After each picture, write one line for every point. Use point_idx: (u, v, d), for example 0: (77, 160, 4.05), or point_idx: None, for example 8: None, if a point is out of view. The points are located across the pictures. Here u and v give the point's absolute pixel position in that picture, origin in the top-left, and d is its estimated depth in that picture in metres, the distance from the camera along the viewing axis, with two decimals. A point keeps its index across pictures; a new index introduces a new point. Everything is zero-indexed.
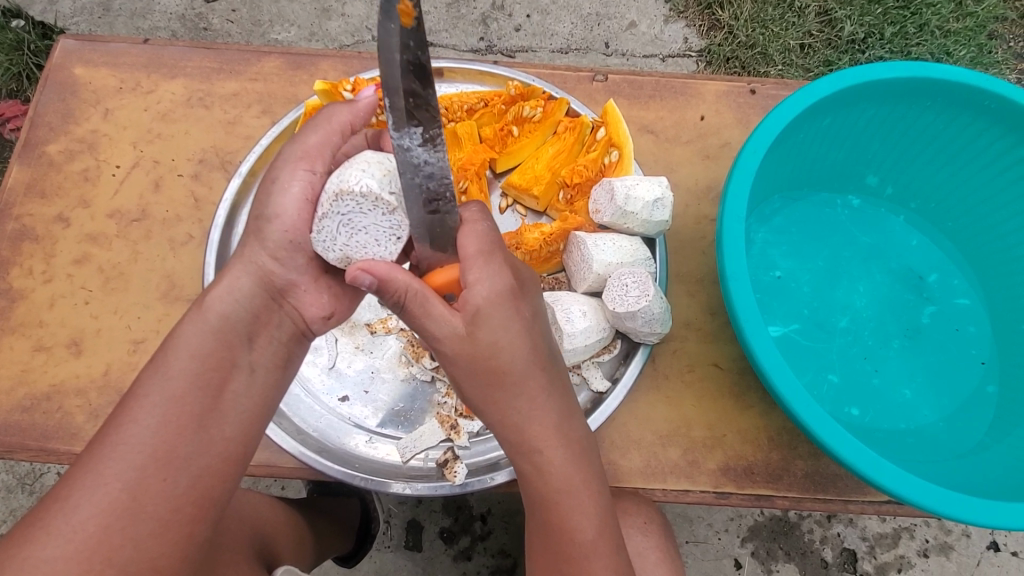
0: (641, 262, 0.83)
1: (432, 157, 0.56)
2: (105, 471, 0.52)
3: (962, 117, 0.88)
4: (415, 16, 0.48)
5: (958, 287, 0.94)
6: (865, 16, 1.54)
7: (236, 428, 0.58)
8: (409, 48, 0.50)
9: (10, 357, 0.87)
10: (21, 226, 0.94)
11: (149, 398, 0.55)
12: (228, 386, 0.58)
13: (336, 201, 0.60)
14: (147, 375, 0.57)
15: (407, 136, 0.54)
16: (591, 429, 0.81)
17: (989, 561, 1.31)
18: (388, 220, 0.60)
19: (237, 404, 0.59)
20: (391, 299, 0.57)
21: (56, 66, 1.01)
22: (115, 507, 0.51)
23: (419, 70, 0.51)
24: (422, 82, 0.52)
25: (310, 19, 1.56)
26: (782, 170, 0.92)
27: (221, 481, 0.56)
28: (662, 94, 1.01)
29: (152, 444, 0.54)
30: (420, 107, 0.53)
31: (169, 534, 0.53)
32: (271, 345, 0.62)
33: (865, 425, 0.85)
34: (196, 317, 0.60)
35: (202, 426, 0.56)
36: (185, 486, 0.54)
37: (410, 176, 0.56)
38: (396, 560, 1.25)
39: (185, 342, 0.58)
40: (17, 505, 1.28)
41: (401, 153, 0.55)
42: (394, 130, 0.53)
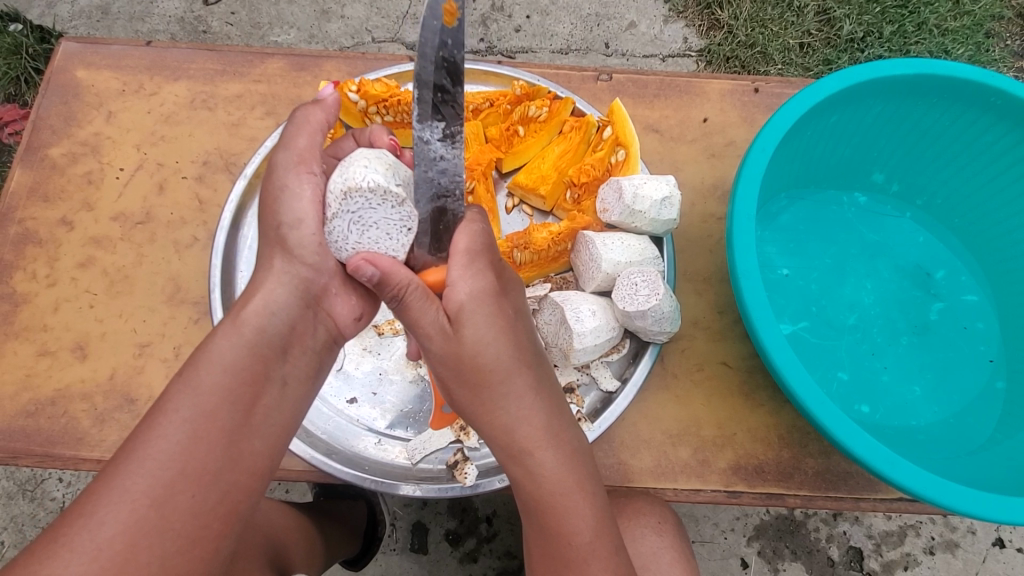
0: (650, 261, 0.83)
1: (449, 153, 0.59)
2: (133, 488, 0.50)
3: (969, 113, 0.88)
4: (458, 16, 0.53)
5: (965, 283, 0.94)
6: (864, 15, 1.54)
7: (264, 442, 0.57)
8: (445, 45, 0.54)
9: (15, 362, 0.87)
10: (24, 229, 0.93)
11: (179, 414, 0.53)
12: (260, 401, 0.57)
13: (344, 200, 0.60)
14: (177, 389, 0.54)
15: (429, 129, 0.58)
16: (591, 438, 0.80)
17: (994, 558, 1.31)
18: (397, 213, 0.61)
19: (268, 419, 0.57)
20: (390, 293, 0.57)
21: (58, 69, 1.00)
22: (142, 526, 0.49)
23: (451, 68, 0.56)
24: (451, 79, 0.56)
25: (310, 21, 1.56)
26: (789, 168, 0.92)
27: (248, 496, 0.55)
28: (666, 93, 1.01)
29: (182, 460, 0.52)
30: (446, 103, 0.57)
31: (193, 551, 0.51)
32: (305, 356, 0.62)
33: (876, 423, 0.85)
34: (230, 329, 0.58)
35: (233, 442, 0.54)
36: (215, 501, 0.52)
37: (425, 170, 0.60)
38: (402, 562, 1.24)
39: (219, 354, 0.56)
40: (18, 512, 1.27)
41: (421, 145, 0.58)
42: (418, 121, 0.57)
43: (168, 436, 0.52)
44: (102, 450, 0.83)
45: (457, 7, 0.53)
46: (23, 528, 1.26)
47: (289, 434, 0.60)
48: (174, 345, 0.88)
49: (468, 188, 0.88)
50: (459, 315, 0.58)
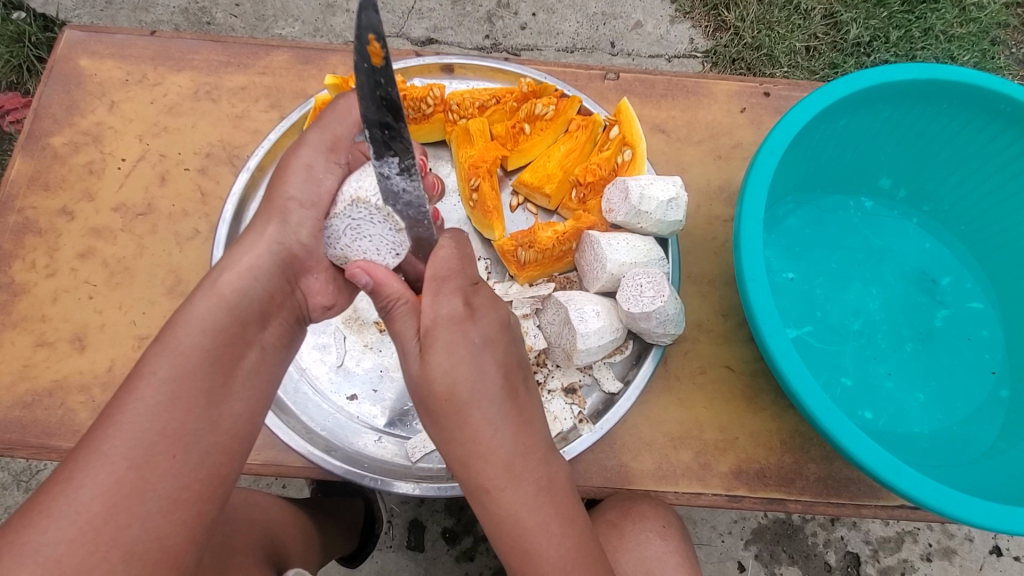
0: (655, 262, 0.83)
1: (409, 185, 0.63)
2: (110, 450, 0.49)
3: (978, 120, 0.87)
4: (383, 57, 0.53)
5: (971, 291, 0.94)
6: (871, 19, 1.54)
7: (244, 403, 0.57)
8: (379, 85, 0.55)
9: (12, 352, 0.86)
10: (24, 219, 0.92)
11: (156, 375, 0.52)
12: (238, 362, 0.57)
13: (350, 206, 0.65)
14: (152, 354, 0.54)
15: (386, 164, 0.61)
16: (567, 459, 0.79)
17: (992, 565, 1.30)
18: (392, 238, 0.65)
19: (247, 380, 0.58)
20: (380, 303, 0.60)
21: (61, 57, 0.99)
22: (121, 486, 0.48)
23: (390, 106, 0.57)
24: (393, 117, 0.57)
25: (315, 14, 1.55)
26: (796, 172, 0.92)
27: (229, 458, 0.54)
28: (673, 93, 1.01)
29: (160, 421, 0.51)
30: (395, 139, 0.59)
31: (176, 512, 0.49)
32: (278, 324, 0.63)
33: (879, 429, 0.85)
34: (206, 293, 0.58)
35: (212, 403, 0.54)
36: (195, 463, 0.51)
37: (392, 203, 0.64)
38: (398, 560, 1.23)
39: (195, 316, 0.57)
40: (12, 503, 1.26)
41: (383, 180, 0.62)
42: (374, 158, 0.60)
43: (148, 397, 0.51)
44: None
45: (381, 49, 0.53)
46: None
47: (268, 399, 0.60)
48: None
49: (473, 185, 0.88)
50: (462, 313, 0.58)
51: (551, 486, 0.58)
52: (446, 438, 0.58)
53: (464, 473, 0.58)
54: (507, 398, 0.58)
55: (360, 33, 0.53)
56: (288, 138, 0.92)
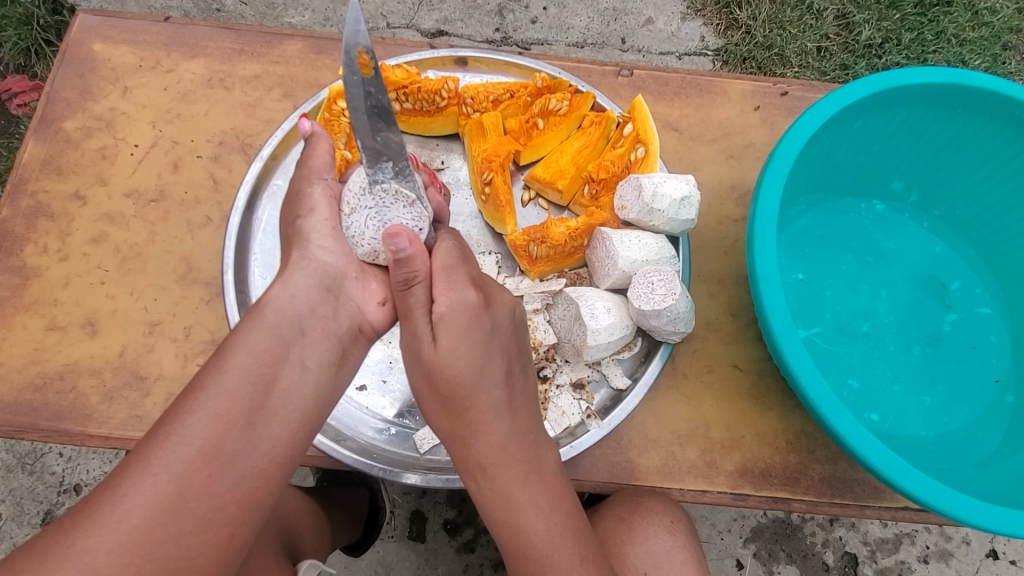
0: (666, 261, 0.83)
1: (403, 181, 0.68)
2: (155, 461, 0.49)
3: (992, 125, 0.87)
4: (371, 65, 0.65)
5: (980, 296, 0.94)
6: (883, 21, 1.53)
7: (283, 429, 0.56)
8: (369, 93, 0.65)
9: (24, 335, 0.86)
10: (37, 203, 0.92)
11: (203, 390, 0.53)
12: (278, 383, 0.57)
13: (362, 197, 0.68)
14: (205, 372, 0.55)
15: (380, 170, 0.66)
16: (563, 460, 0.79)
17: (988, 569, 1.31)
18: (411, 214, 0.68)
19: (287, 403, 0.57)
20: (402, 274, 0.60)
21: (75, 41, 0.99)
22: (161, 500, 0.48)
23: (381, 112, 0.65)
24: (385, 121, 0.66)
25: (325, 4, 1.54)
26: (809, 173, 0.92)
27: (266, 483, 0.53)
28: (687, 91, 1.01)
29: (202, 437, 0.51)
30: (387, 146, 0.66)
31: (207, 533, 0.49)
32: (324, 341, 0.63)
33: (885, 431, 0.85)
34: (253, 318, 0.61)
35: (251, 423, 0.54)
36: (230, 484, 0.51)
37: None
38: (399, 550, 1.24)
39: (246, 340, 0.58)
40: (16, 485, 1.27)
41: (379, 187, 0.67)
42: (368, 167, 0.66)
43: (197, 412, 0.52)
44: (109, 427, 0.83)
45: (369, 59, 0.64)
46: (22, 502, 1.26)
47: (310, 424, 0.59)
48: (184, 325, 0.88)
49: (485, 179, 0.88)
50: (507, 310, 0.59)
51: (567, 483, 0.59)
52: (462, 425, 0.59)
53: (462, 455, 0.58)
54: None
55: (349, 48, 0.64)
56: (301, 127, 0.92)
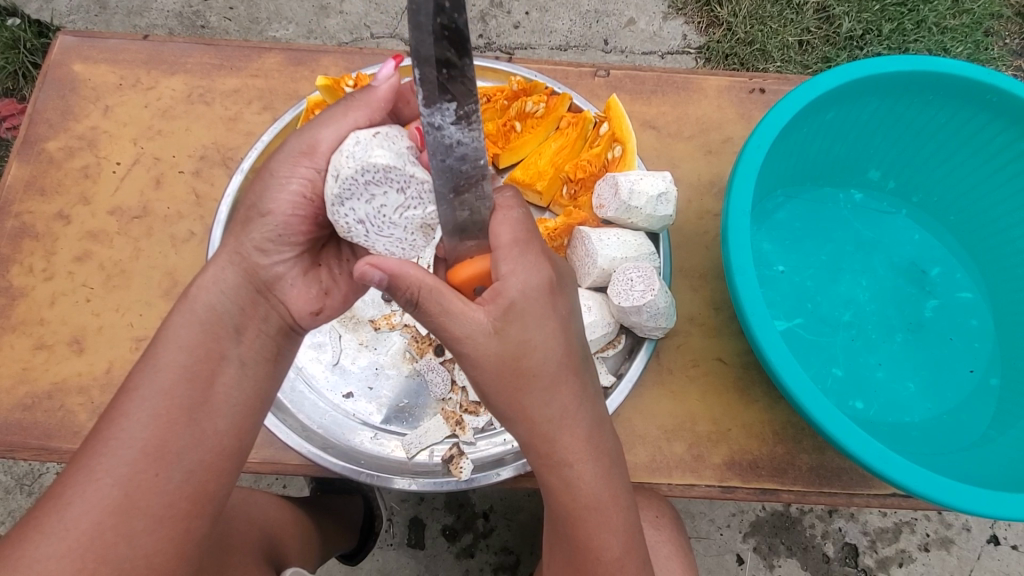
0: (646, 257, 0.83)
1: (466, 137, 0.54)
2: (97, 467, 0.52)
3: (964, 110, 0.88)
4: None
5: (960, 281, 0.95)
6: (863, 13, 1.54)
7: (229, 421, 0.58)
8: (442, 9, 0.47)
9: (11, 355, 0.87)
10: (22, 223, 0.93)
11: (139, 391, 0.55)
12: (217, 377, 0.58)
13: (349, 231, 0.59)
14: (140, 370, 0.57)
15: (440, 112, 0.52)
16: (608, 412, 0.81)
17: (989, 555, 1.31)
18: (346, 158, 0.56)
19: (229, 398, 0.58)
20: (403, 296, 0.55)
21: (55, 62, 1.00)
22: (107, 504, 0.52)
23: (454, 37, 0.49)
24: (457, 51, 0.49)
25: (309, 16, 1.55)
26: (784, 165, 0.92)
27: (217, 475, 0.56)
28: (664, 89, 1.01)
29: (143, 439, 0.54)
30: (452, 79, 0.51)
31: (162, 530, 0.53)
32: (259, 339, 0.61)
33: (869, 419, 0.86)
34: (183, 309, 0.59)
35: (193, 420, 0.56)
36: (179, 481, 0.54)
37: (442, 157, 0.55)
38: (399, 557, 1.24)
39: (174, 334, 0.58)
40: (16, 506, 1.27)
41: (434, 132, 0.53)
42: (425, 105, 0.51)
43: (134, 414, 0.54)
44: None
45: None
46: None
47: (259, 412, 0.61)
48: None
49: None
50: (524, 308, 0.57)
51: None
52: (512, 415, 0.60)
53: None
54: (569, 398, 0.60)
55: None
56: (280, 140, 0.91)
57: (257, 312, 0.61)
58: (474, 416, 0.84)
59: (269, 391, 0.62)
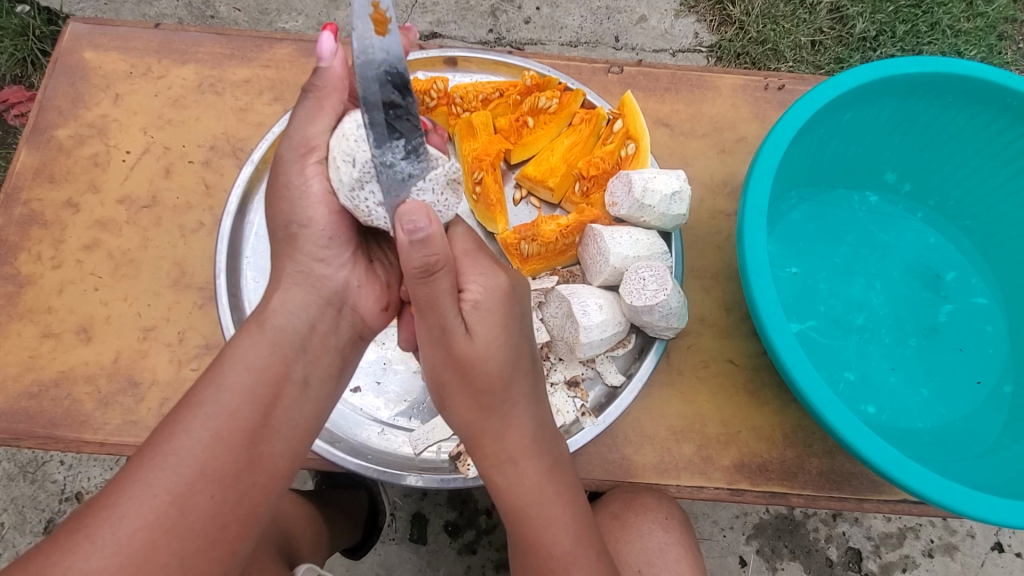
0: (659, 256, 0.83)
1: (415, 169, 0.59)
2: (155, 483, 0.51)
3: (984, 113, 0.87)
4: (388, 24, 0.54)
5: (975, 286, 0.94)
6: (877, 13, 1.52)
7: (284, 444, 0.59)
8: (382, 58, 0.55)
9: (19, 343, 0.86)
10: (30, 210, 0.93)
11: (204, 409, 0.54)
12: (280, 400, 0.59)
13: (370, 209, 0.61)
14: (204, 387, 0.56)
15: (390, 150, 0.58)
16: (570, 451, 0.78)
17: (993, 562, 1.30)
18: (356, 139, 0.60)
19: (288, 420, 0.59)
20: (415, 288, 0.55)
21: (66, 49, 0.99)
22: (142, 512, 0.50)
23: (397, 82, 0.56)
24: (400, 93, 0.56)
25: (319, 8, 1.54)
26: (799, 166, 0.91)
27: (264, 496, 0.56)
28: (677, 87, 1.00)
29: (181, 449, 0.53)
30: (400, 119, 0.57)
31: (207, 546, 0.52)
32: (326, 354, 0.64)
33: (881, 424, 0.85)
34: (254, 328, 0.61)
35: (254, 442, 0.56)
36: (232, 502, 0.53)
37: (397, 192, 0.60)
38: (401, 552, 1.24)
39: (243, 355, 0.59)
40: (18, 494, 1.27)
41: (387, 169, 0.58)
42: (376, 146, 0.57)
43: (196, 432, 0.53)
44: (105, 433, 0.83)
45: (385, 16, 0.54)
46: (24, 511, 1.26)
47: (311, 434, 0.62)
48: (178, 330, 0.88)
49: (477, 178, 0.90)
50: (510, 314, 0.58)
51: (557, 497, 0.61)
52: None
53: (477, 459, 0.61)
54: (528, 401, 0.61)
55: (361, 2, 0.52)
56: None
57: (327, 323, 0.64)
58: None
59: (323, 408, 0.63)
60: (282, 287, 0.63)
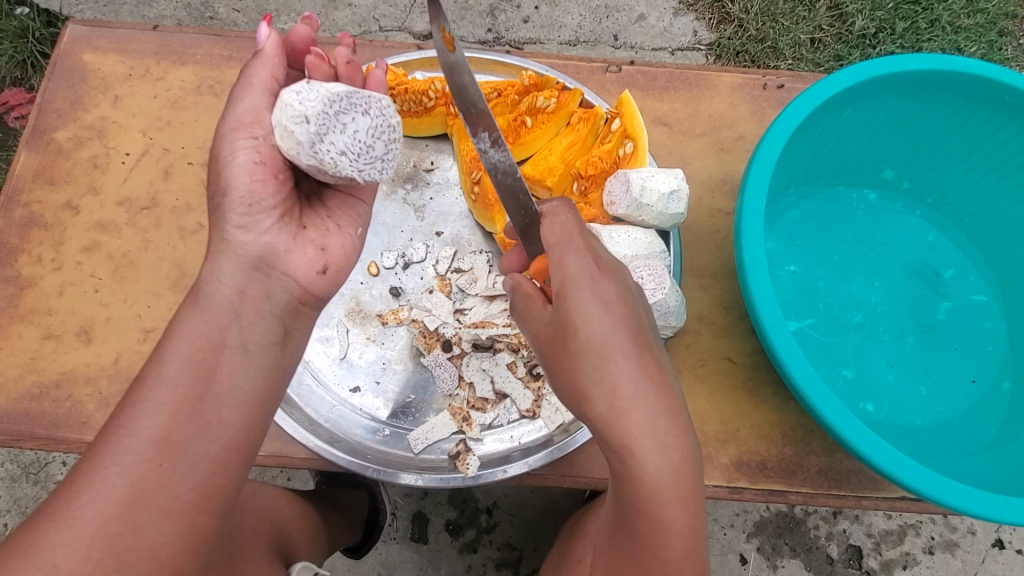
0: (657, 255, 0.83)
1: (502, 156, 0.65)
2: (104, 456, 0.50)
3: (982, 110, 0.87)
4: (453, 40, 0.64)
5: (974, 283, 0.94)
6: (876, 11, 1.52)
7: (233, 413, 0.56)
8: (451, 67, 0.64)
9: (20, 345, 0.87)
10: (30, 213, 0.93)
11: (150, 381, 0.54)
12: (220, 367, 0.57)
13: (334, 163, 0.62)
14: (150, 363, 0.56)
15: (480, 141, 0.65)
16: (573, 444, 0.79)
17: (994, 558, 1.30)
18: (300, 102, 0.61)
19: (232, 388, 0.57)
20: None
21: (65, 52, 1.00)
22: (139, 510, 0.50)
23: (461, 88, 0.64)
24: (467, 96, 0.64)
25: (318, 8, 1.54)
26: (797, 165, 0.92)
27: (232, 477, 0.55)
28: (675, 85, 1.00)
29: None
30: (478, 115, 0.65)
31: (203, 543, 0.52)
32: (261, 326, 0.61)
33: (880, 421, 0.85)
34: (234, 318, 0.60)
35: (197, 410, 0.54)
36: (185, 473, 0.52)
37: (491, 177, 0.65)
38: (402, 552, 1.24)
39: (186, 329, 0.58)
40: (21, 495, 1.28)
41: (482, 157, 0.65)
42: (472, 137, 0.66)
43: (144, 404, 0.53)
44: None
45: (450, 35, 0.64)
46: (28, 512, 1.27)
47: None
48: None
49: (474, 178, 0.88)
50: None
51: None
52: None
53: None
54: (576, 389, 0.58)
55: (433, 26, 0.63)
56: None
57: (257, 291, 0.62)
58: (480, 412, 0.84)
59: None
60: (243, 265, 0.62)
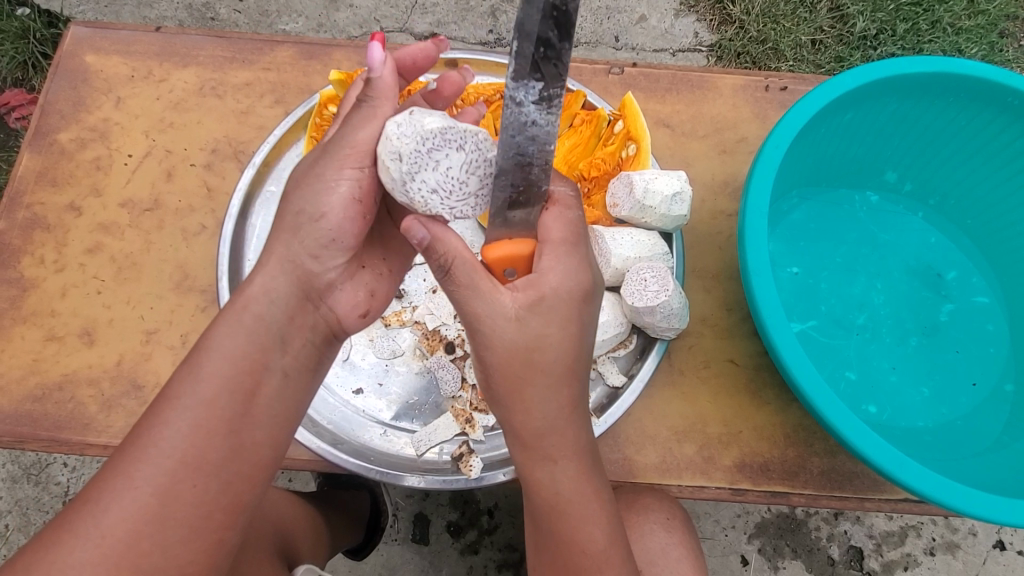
0: (661, 256, 0.83)
1: (541, 119, 0.53)
2: (135, 474, 0.52)
3: (986, 112, 0.87)
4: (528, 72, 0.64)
5: (976, 285, 0.94)
6: (877, 12, 1.53)
7: (260, 429, 0.58)
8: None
9: (22, 347, 0.87)
10: (32, 214, 0.93)
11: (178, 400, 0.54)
12: (250, 384, 0.57)
13: (425, 203, 0.61)
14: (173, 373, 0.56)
15: (524, 87, 0.52)
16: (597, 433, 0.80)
17: (995, 560, 1.30)
18: (399, 137, 0.57)
19: (267, 408, 0.58)
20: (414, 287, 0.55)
21: (67, 53, 0.99)
22: None
23: (559, 19, 0.48)
24: (559, 32, 0.49)
25: (319, 9, 1.54)
26: (800, 167, 0.92)
27: (248, 485, 0.56)
28: (678, 87, 1.00)
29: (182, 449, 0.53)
30: (547, 59, 0.50)
31: None
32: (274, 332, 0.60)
33: (883, 423, 0.85)
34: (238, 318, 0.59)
35: (226, 426, 0.56)
36: (216, 492, 0.54)
37: (513, 134, 0.54)
38: (403, 553, 1.24)
39: (218, 344, 0.57)
40: (22, 496, 1.27)
41: (514, 106, 0.52)
42: (513, 78, 0.51)
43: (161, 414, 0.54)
44: (109, 435, 0.83)
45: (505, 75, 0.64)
46: (28, 512, 1.26)
47: None
48: (181, 333, 0.88)
49: None
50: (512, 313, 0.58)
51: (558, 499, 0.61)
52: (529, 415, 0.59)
53: None
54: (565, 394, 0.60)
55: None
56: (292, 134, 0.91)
57: (307, 320, 0.62)
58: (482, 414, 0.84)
59: None
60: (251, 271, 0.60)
